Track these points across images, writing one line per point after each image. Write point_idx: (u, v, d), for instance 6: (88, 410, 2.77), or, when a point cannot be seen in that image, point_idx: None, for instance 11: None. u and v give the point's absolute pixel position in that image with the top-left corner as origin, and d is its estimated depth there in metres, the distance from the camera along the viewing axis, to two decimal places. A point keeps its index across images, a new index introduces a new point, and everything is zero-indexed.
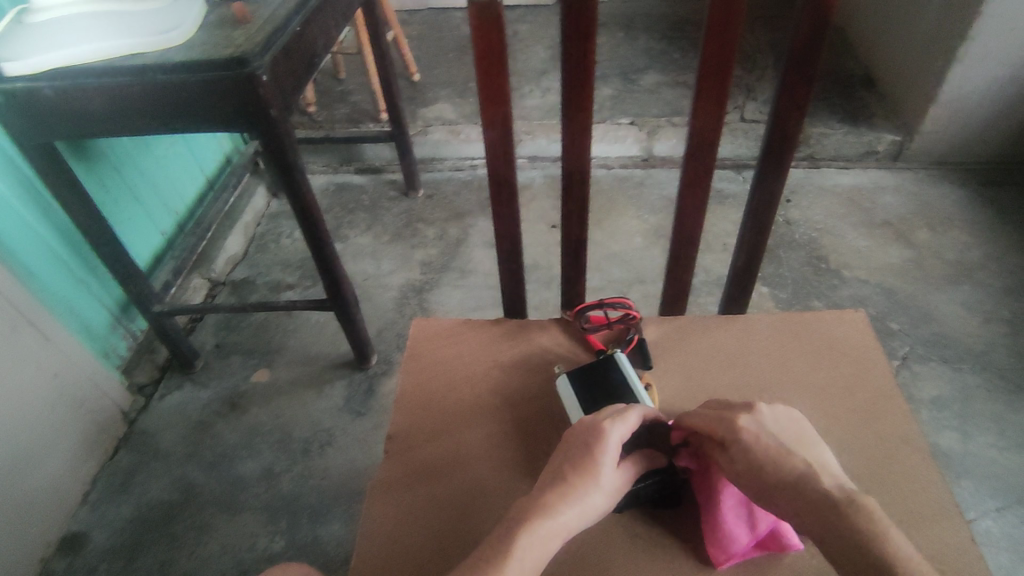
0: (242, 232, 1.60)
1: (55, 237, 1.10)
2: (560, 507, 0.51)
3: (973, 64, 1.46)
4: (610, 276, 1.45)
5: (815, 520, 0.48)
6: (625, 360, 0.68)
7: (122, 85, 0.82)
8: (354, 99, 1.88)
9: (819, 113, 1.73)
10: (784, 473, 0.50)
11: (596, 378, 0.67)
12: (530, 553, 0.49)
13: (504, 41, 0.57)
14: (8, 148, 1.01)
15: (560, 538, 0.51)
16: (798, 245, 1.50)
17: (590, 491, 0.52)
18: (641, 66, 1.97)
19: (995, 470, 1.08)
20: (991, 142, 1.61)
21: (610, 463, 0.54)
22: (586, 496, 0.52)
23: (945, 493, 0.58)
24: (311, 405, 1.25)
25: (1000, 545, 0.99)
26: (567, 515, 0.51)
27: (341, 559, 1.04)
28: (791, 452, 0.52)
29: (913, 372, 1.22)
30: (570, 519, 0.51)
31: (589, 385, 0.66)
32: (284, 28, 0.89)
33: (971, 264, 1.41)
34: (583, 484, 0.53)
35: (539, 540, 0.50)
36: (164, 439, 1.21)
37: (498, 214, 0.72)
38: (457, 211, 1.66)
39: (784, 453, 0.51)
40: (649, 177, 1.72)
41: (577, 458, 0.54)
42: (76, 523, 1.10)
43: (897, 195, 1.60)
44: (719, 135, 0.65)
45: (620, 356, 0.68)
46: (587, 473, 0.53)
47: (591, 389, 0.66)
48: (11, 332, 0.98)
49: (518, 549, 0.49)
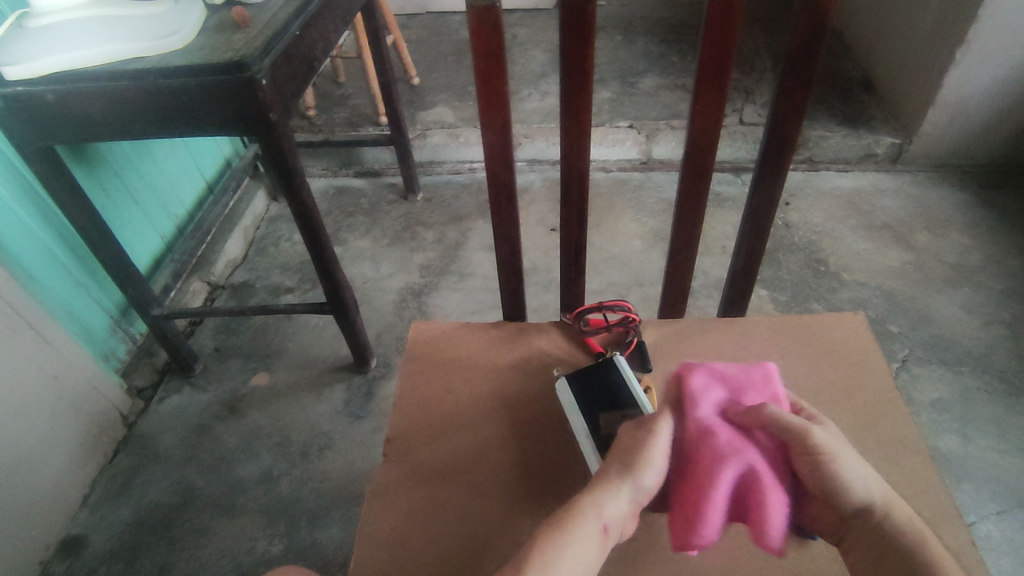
0: (241, 236, 1.59)
1: (54, 239, 1.10)
2: (601, 500, 0.50)
3: (971, 67, 1.46)
4: (609, 279, 1.45)
5: (884, 533, 0.49)
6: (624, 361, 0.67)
7: (121, 89, 0.82)
8: (353, 103, 1.89)
9: (818, 116, 1.73)
10: (856, 494, 0.48)
11: (595, 381, 0.66)
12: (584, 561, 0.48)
13: (503, 46, 0.58)
14: (8, 151, 1.01)
15: (594, 524, 0.49)
16: (797, 248, 1.50)
17: (627, 478, 0.51)
18: (640, 69, 1.97)
19: (996, 473, 1.08)
20: (990, 146, 1.61)
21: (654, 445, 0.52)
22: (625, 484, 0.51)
23: (944, 496, 0.58)
24: (310, 408, 1.25)
25: (1000, 549, 0.99)
26: (611, 505, 0.50)
27: (340, 562, 1.04)
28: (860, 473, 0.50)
29: (913, 374, 1.22)
30: (615, 510, 0.50)
31: (589, 389, 0.66)
32: (283, 32, 0.89)
33: (970, 266, 1.42)
34: (614, 470, 0.52)
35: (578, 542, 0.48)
36: (163, 442, 1.21)
37: (497, 217, 0.72)
38: (457, 214, 1.66)
39: (859, 476, 0.49)
40: (647, 181, 1.72)
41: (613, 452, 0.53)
42: (75, 527, 1.10)
43: (896, 198, 1.61)
44: (717, 140, 0.65)
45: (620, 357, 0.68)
46: (619, 460, 0.52)
47: (590, 393, 0.66)
48: (11, 335, 0.98)
49: (557, 547, 0.48)
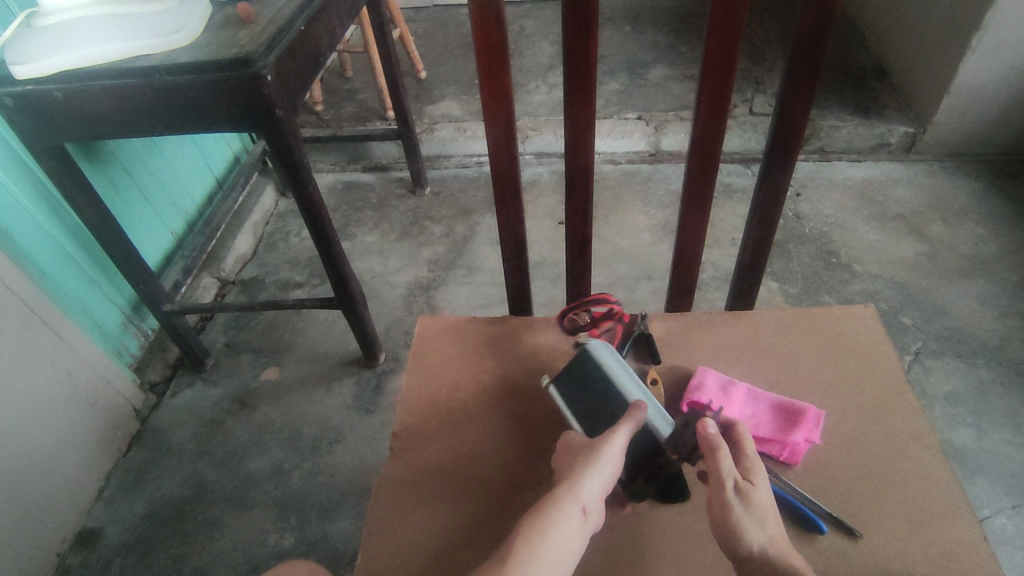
0: (251, 231, 1.61)
1: (65, 236, 1.11)
2: (575, 485, 0.51)
3: (986, 55, 1.43)
4: (618, 273, 1.45)
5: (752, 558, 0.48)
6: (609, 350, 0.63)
7: (128, 86, 0.83)
8: (361, 97, 1.89)
9: (830, 105, 1.71)
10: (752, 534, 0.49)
11: (580, 380, 0.62)
12: (565, 550, 0.48)
13: (505, 37, 0.57)
14: (20, 151, 1.03)
15: (576, 509, 0.50)
16: (808, 240, 1.48)
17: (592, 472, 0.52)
18: (648, 59, 1.95)
19: (1011, 467, 1.06)
20: (1006, 134, 1.58)
21: (615, 447, 0.53)
22: (592, 477, 0.52)
23: (956, 492, 0.57)
24: (321, 402, 1.26)
25: (1014, 543, 0.98)
26: (586, 489, 0.51)
27: (349, 556, 1.04)
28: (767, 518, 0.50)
29: (926, 367, 1.21)
30: (590, 493, 0.51)
31: (580, 391, 0.62)
32: (288, 27, 0.89)
33: (986, 257, 1.39)
34: (583, 462, 0.53)
35: (564, 525, 0.49)
36: (175, 437, 1.23)
37: (502, 210, 0.72)
38: (464, 209, 1.66)
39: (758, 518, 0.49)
40: (656, 173, 1.70)
41: (574, 455, 0.55)
42: (91, 520, 1.11)
43: (909, 188, 1.58)
44: (724, 130, 0.64)
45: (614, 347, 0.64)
46: (585, 456, 0.53)
47: (583, 395, 0.61)
48: (25, 331, 0.99)
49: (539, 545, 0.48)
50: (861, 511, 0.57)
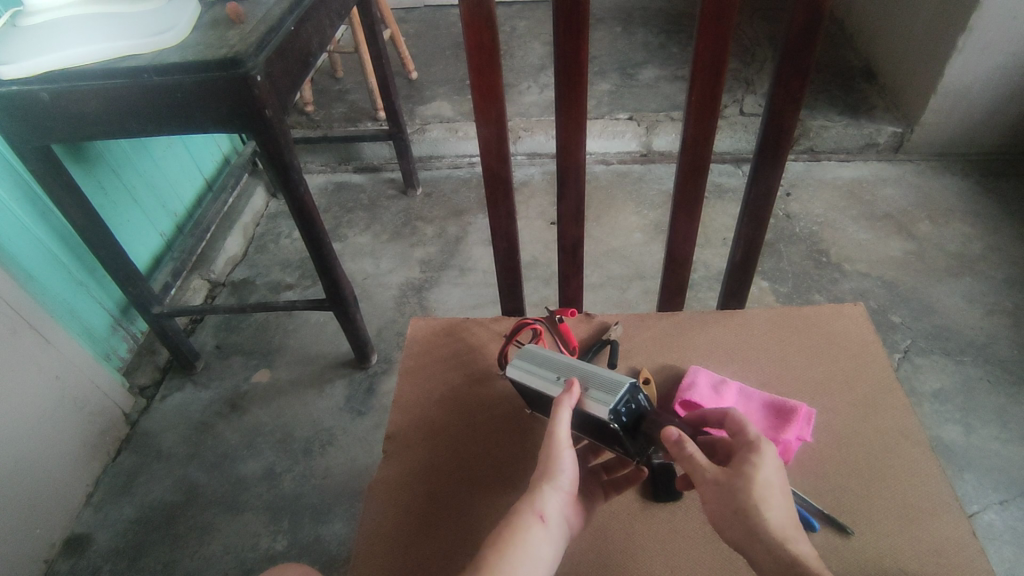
0: (241, 233, 1.60)
1: (52, 238, 1.10)
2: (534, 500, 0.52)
3: (973, 55, 1.44)
4: (609, 273, 1.45)
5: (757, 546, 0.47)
6: (523, 360, 0.62)
7: (115, 87, 0.82)
8: (352, 98, 1.89)
9: (819, 105, 1.72)
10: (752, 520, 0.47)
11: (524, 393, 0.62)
12: (535, 564, 0.49)
13: (495, 38, 0.57)
14: (7, 153, 1.02)
15: (535, 520, 0.51)
16: (798, 239, 1.49)
17: (550, 486, 0.52)
18: (640, 60, 1.96)
19: (999, 464, 1.07)
20: (992, 134, 1.60)
21: (568, 455, 0.53)
22: (551, 493, 0.52)
23: (945, 488, 0.58)
24: (313, 404, 1.26)
25: (1002, 538, 0.99)
26: (544, 501, 0.52)
27: (342, 558, 1.04)
28: (767, 500, 0.47)
29: (915, 364, 1.22)
30: (548, 503, 0.52)
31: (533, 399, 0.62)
32: (279, 27, 0.89)
33: (973, 255, 1.41)
34: (543, 474, 0.53)
35: (532, 539, 0.50)
36: (166, 440, 1.22)
37: (494, 211, 0.72)
38: (456, 209, 1.66)
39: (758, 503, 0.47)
40: (648, 173, 1.71)
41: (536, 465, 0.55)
42: (79, 525, 1.10)
43: (898, 187, 1.60)
44: (715, 130, 0.64)
45: (529, 349, 0.63)
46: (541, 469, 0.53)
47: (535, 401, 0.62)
48: (11, 335, 0.98)
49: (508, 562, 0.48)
50: (851, 508, 0.57)
